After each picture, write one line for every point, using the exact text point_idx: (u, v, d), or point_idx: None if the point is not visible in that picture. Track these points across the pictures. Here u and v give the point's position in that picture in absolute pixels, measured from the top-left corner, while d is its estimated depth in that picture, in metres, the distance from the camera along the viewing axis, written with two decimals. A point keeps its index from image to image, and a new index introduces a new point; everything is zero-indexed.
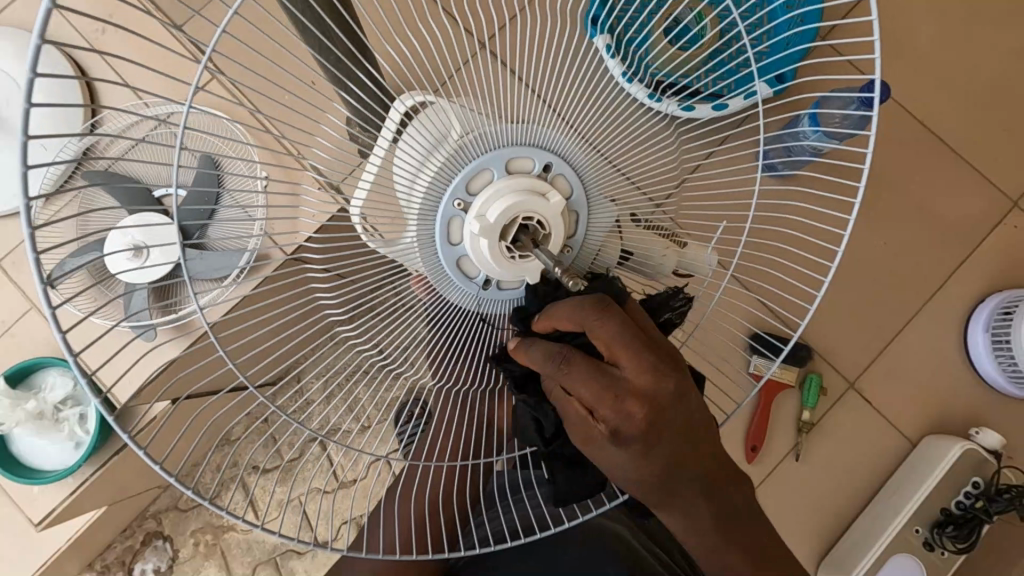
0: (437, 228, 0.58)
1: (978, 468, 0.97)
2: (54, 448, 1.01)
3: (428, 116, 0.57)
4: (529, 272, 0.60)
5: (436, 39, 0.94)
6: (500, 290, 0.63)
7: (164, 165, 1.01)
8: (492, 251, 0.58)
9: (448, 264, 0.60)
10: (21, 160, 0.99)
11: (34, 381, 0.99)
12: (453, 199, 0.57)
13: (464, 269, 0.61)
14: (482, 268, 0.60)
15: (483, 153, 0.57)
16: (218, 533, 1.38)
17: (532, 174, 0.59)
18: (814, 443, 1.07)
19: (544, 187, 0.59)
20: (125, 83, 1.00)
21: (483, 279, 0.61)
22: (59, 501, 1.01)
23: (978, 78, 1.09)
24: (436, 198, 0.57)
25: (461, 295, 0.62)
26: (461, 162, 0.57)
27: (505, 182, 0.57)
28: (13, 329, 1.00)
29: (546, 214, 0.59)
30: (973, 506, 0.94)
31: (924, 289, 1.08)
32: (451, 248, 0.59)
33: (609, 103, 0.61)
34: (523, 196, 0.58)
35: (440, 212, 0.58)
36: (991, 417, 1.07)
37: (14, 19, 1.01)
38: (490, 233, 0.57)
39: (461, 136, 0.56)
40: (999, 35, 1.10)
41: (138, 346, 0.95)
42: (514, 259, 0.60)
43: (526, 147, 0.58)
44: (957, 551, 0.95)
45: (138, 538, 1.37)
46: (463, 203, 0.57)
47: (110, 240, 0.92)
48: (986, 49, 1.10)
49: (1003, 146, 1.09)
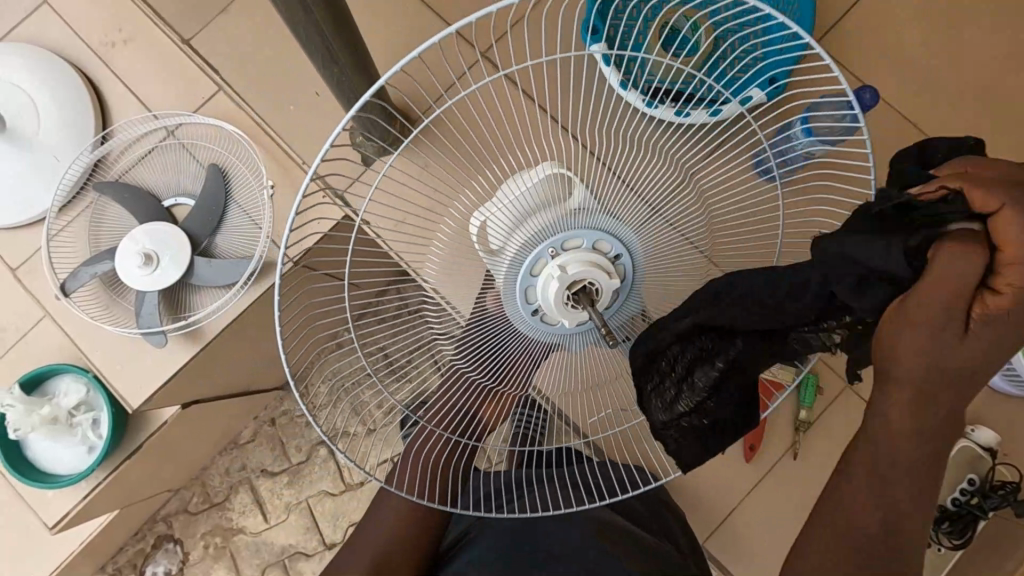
0: (527, 259, 0.59)
1: (973, 464, 0.89)
2: (69, 452, 1.04)
3: (553, 187, 0.58)
4: (575, 322, 0.62)
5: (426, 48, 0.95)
6: (541, 322, 0.63)
7: (173, 173, 1.02)
8: (557, 297, 0.59)
9: (517, 289, 0.60)
10: (36, 172, 1.01)
11: (48, 387, 1.02)
12: (547, 253, 0.59)
13: (526, 295, 0.61)
14: (547, 306, 0.60)
15: (580, 224, 0.59)
16: (227, 536, 1.40)
17: (607, 256, 0.61)
18: (812, 443, 0.92)
19: (609, 266, 0.60)
20: (135, 96, 1.03)
21: (539, 310, 0.61)
22: (72, 505, 1.03)
23: (981, 56, 0.98)
24: (530, 245, 0.58)
25: (513, 314, 0.62)
26: (558, 223, 0.58)
27: (598, 250, 0.60)
28: (27, 335, 1.02)
29: (606, 287, 0.61)
30: (967, 503, 0.87)
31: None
32: (528, 277, 0.60)
33: (658, 169, 0.60)
34: (594, 266, 0.59)
35: (525, 260, 0.59)
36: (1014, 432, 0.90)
37: (29, 34, 1.04)
38: (563, 283, 0.58)
39: (578, 219, 0.58)
40: (993, 12, 0.98)
41: (147, 351, 0.97)
42: (568, 306, 0.60)
43: (610, 232, 0.60)
44: (954, 548, 0.88)
45: (148, 541, 1.40)
46: (564, 249, 0.59)
47: (121, 250, 0.95)
48: (984, 28, 0.98)
49: (999, 124, 0.97)
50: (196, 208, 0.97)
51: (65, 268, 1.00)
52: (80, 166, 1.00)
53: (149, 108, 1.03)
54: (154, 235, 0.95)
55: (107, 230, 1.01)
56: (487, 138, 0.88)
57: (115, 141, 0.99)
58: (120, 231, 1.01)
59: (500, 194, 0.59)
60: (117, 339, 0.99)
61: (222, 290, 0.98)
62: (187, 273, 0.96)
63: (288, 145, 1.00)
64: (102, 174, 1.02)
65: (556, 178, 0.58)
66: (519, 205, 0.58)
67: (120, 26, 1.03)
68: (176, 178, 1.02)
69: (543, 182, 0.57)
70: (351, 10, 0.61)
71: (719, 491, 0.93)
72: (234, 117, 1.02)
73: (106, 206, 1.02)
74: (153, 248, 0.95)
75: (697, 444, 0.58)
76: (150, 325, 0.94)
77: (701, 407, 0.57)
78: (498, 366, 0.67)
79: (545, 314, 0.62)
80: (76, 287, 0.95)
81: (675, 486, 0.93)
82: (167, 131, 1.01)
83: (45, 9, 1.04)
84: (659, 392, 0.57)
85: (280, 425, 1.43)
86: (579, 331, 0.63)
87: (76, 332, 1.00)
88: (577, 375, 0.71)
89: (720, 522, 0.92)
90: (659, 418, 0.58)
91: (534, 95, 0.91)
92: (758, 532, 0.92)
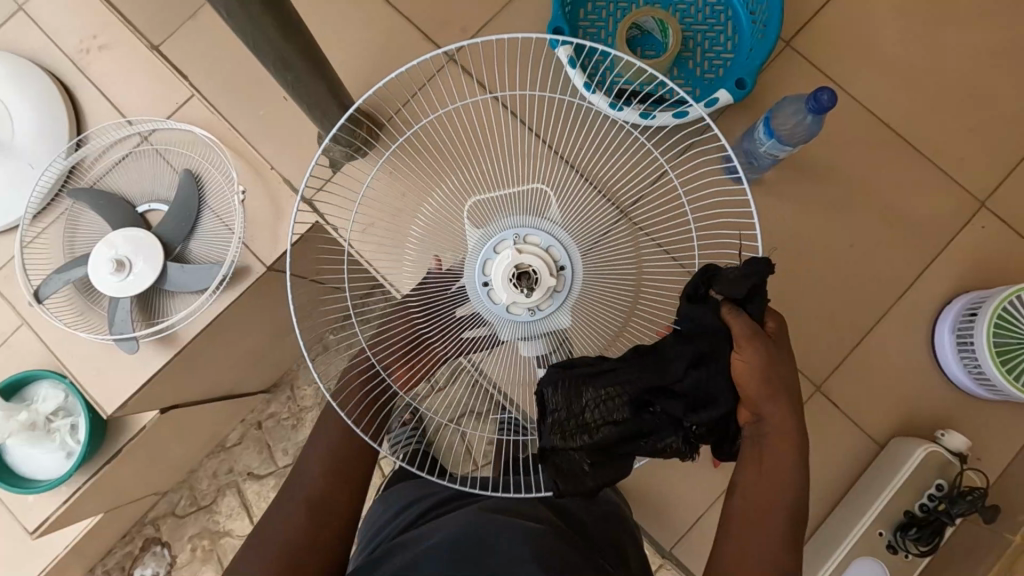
0: (497, 235, 0.70)
1: (943, 468, 0.74)
2: (48, 458, 1.04)
3: (536, 196, 0.73)
4: (512, 304, 0.69)
5: (399, 56, 0.95)
6: (487, 296, 0.70)
7: (147, 179, 1.02)
8: (506, 271, 0.68)
9: (479, 254, 0.70)
10: (12, 179, 1.02)
11: (27, 393, 1.03)
12: (510, 237, 0.70)
13: (484, 266, 0.70)
14: (495, 277, 0.69)
15: (549, 227, 0.70)
16: (214, 538, 1.40)
17: (556, 263, 0.69)
18: None
19: (553, 268, 0.69)
20: (110, 103, 1.03)
21: (488, 285, 0.69)
22: (52, 510, 1.03)
23: (954, 48, 0.92)
24: (503, 226, 0.71)
25: (469, 278, 0.71)
26: (530, 221, 0.70)
27: (552, 254, 0.69)
28: (7, 341, 1.02)
29: (547, 283, 0.68)
30: (935, 509, 0.72)
31: (885, 296, 0.87)
32: (492, 250, 0.70)
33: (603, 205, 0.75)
34: (543, 260, 0.69)
35: (492, 240, 0.70)
36: (987, 446, 0.83)
37: (6, 42, 1.05)
38: (514, 261, 0.68)
39: (541, 225, 0.70)
40: (968, 4, 0.92)
41: (121, 356, 0.98)
42: (510, 284, 0.68)
43: (566, 245, 0.70)
44: (921, 558, 0.72)
45: (137, 544, 1.41)
46: (525, 241, 0.70)
47: (94, 255, 0.95)
48: (961, 23, 0.92)
49: (970, 121, 0.90)
50: (168, 214, 0.97)
51: (38, 275, 1.01)
52: (54, 173, 1.00)
53: (124, 114, 1.03)
54: (126, 240, 0.96)
55: (81, 236, 1.01)
56: (465, 153, 0.88)
57: (88, 148, 1.00)
58: (94, 238, 1.01)
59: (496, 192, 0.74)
60: (91, 345, 0.99)
61: (196, 296, 0.98)
62: (158, 279, 0.96)
63: (258, 151, 1.00)
64: (77, 180, 1.02)
65: (537, 193, 0.74)
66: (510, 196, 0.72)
67: (95, 32, 1.04)
68: (149, 184, 1.02)
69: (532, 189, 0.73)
70: (301, 18, 0.61)
71: (686, 499, 0.91)
72: (208, 123, 1.02)
73: (81, 213, 1.02)
74: (127, 254, 0.95)
75: (577, 477, 0.57)
76: (123, 331, 0.95)
77: (595, 440, 0.56)
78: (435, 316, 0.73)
79: (492, 288, 0.70)
80: (49, 294, 0.96)
81: (640, 491, 0.92)
82: (141, 138, 1.02)
83: (20, 17, 1.05)
84: (565, 423, 0.57)
85: (266, 428, 1.43)
86: (515, 316, 0.70)
87: (52, 339, 1.00)
88: (506, 378, 0.77)
89: (687, 531, 0.91)
90: (561, 448, 0.57)
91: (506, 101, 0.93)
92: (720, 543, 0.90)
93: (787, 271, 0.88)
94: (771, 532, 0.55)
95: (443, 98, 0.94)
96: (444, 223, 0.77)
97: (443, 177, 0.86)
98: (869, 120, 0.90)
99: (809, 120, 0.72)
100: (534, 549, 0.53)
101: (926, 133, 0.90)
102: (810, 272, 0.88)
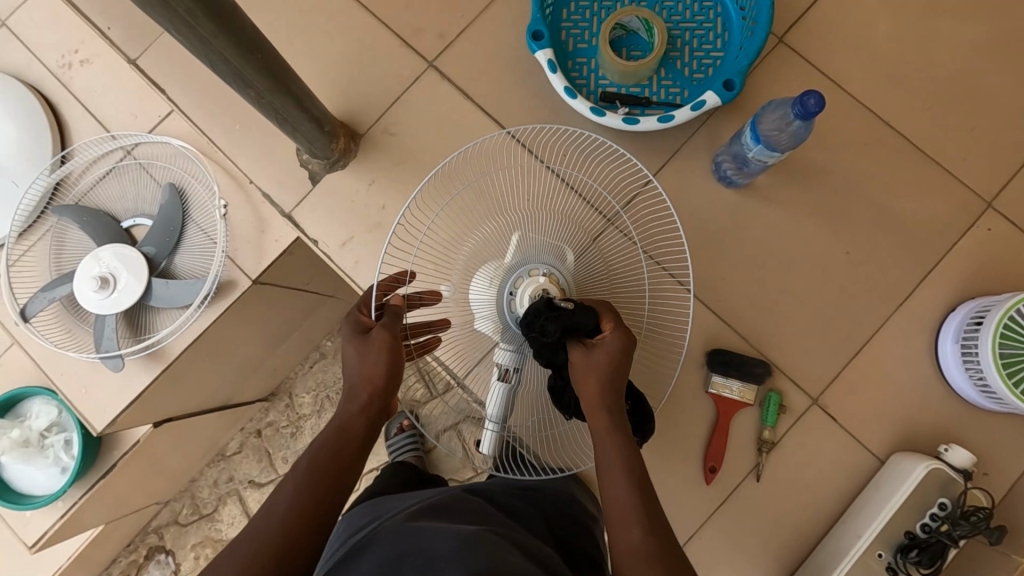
0: (536, 262, 0.71)
1: (947, 483, 0.71)
2: (41, 473, 1.03)
3: (552, 253, 0.72)
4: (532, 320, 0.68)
5: (376, 64, 0.94)
6: (509, 306, 0.69)
7: (131, 194, 1.01)
8: (539, 290, 0.67)
9: (520, 269, 0.70)
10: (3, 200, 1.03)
11: (22, 409, 1.03)
12: (545, 267, 0.70)
13: (517, 282, 0.69)
14: (520, 291, 0.68)
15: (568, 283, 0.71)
16: (217, 547, 1.38)
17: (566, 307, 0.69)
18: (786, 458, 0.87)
19: None
20: (93, 117, 1.03)
21: (511, 295, 0.69)
22: (49, 524, 1.03)
23: (952, 42, 0.87)
24: (538, 260, 0.71)
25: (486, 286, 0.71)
26: (558, 266, 0.71)
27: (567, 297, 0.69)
28: (3, 356, 1.05)
29: None
30: (937, 530, 0.68)
31: (884, 304, 0.83)
32: (529, 272, 0.69)
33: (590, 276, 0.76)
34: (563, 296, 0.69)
35: (528, 263, 0.71)
36: (992, 461, 0.79)
37: None
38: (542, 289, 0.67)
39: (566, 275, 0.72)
40: None
41: (110, 372, 0.97)
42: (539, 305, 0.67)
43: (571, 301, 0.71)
44: None
45: (141, 553, 1.40)
46: (554, 277, 0.69)
47: (79, 272, 0.94)
48: (959, 15, 0.88)
49: (972, 116, 0.86)
50: (153, 229, 0.96)
51: (27, 293, 1.01)
52: (39, 190, 1.00)
53: (108, 129, 1.02)
54: (111, 257, 0.95)
55: (67, 254, 1.01)
56: (497, 197, 0.83)
57: (71, 165, 0.99)
58: (81, 255, 1.00)
59: (531, 235, 0.73)
60: (79, 363, 0.99)
61: (181, 310, 0.96)
62: (144, 295, 0.94)
63: (236, 163, 0.97)
64: (62, 196, 1.02)
65: (556, 250, 0.73)
66: (539, 243, 0.73)
67: (77, 47, 1.04)
68: (133, 200, 1.01)
69: (553, 246, 0.73)
70: (260, 37, 0.59)
71: None
72: (190, 138, 1.01)
73: (66, 229, 1.02)
74: (112, 269, 0.94)
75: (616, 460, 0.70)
76: (109, 349, 0.94)
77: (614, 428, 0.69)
78: (395, 320, 0.66)
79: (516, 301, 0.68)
80: (35, 312, 0.95)
81: None
82: (125, 152, 1.01)
83: (4, 33, 1.06)
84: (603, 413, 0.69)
85: (263, 436, 1.42)
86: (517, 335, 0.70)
87: (39, 357, 0.99)
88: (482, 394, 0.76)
89: None
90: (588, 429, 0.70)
91: (491, 110, 0.92)
92: (714, 564, 0.80)
93: (781, 278, 0.84)
94: (629, 545, 0.56)
95: (446, 124, 0.92)
96: (472, 253, 0.76)
97: (469, 226, 0.82)
98: (865, 119, 0.86)
99: (797, 125, 0.68)
100: (491, 556, 0.53)
101: (931, 131, 0.86)
102: (805, 279, 0.84)
